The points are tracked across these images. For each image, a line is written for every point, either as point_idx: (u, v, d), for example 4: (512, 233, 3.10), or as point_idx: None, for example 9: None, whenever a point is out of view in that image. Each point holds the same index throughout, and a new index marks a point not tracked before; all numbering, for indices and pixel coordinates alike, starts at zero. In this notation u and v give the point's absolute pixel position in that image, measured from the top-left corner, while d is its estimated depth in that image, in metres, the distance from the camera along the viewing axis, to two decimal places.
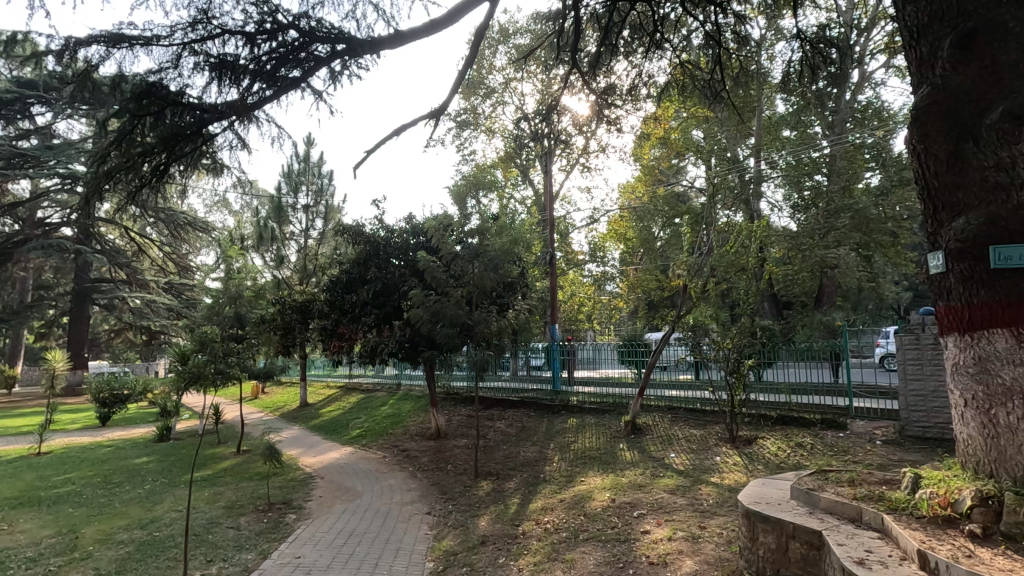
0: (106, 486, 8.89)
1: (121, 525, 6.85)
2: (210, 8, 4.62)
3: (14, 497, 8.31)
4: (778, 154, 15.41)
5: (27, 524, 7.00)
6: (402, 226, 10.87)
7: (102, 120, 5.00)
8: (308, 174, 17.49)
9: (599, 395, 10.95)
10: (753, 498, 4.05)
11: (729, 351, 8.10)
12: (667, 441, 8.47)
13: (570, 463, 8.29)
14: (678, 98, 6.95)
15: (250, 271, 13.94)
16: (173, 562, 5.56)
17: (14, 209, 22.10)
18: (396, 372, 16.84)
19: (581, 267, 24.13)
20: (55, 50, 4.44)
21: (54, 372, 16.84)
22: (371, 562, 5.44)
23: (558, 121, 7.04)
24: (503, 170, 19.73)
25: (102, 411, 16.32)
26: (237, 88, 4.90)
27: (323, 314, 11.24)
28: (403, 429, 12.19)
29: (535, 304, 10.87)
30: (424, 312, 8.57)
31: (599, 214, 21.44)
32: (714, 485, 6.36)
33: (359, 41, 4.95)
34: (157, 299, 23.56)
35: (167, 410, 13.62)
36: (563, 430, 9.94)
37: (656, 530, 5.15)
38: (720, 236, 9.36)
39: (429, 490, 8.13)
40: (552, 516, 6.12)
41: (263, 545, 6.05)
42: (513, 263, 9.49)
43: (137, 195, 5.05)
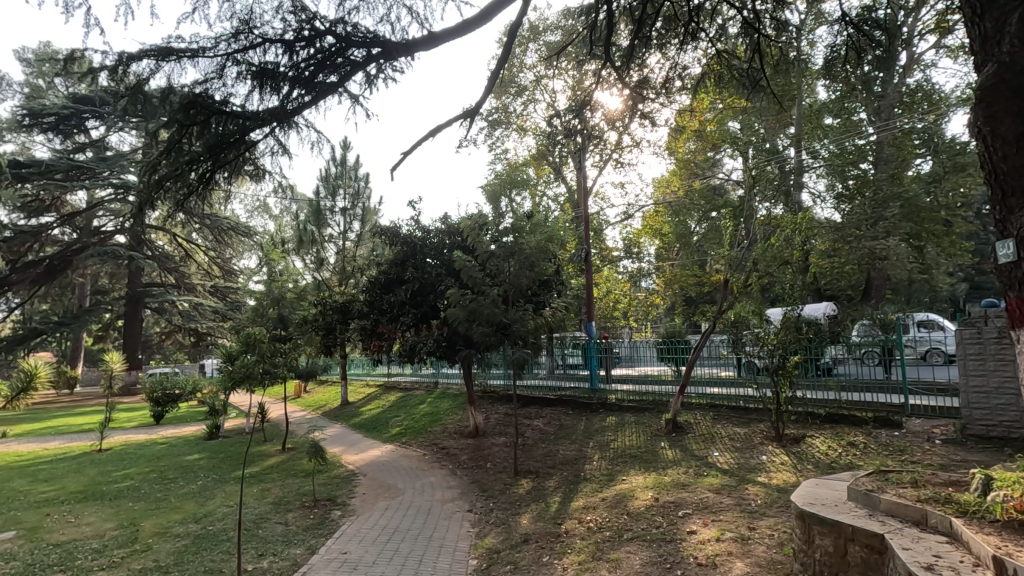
0: (161, 482, 9.28)
1: (177, 519, 7.13)
2: (252, 19, 4.73)
3: (79, 492, 8.78)
4: (820, 143, 14.92)
5: (92, 517, 7.38)
6: (438, 226, 11.00)
7: (152, 131, 5.17)
8: (345, 178, 17.84)
9: (639, 393, 10.81)
10: (807, 499, 3.91)
11: (774, 347, 7.87)
12: (710, 439, 8.28)
13: (611, 461, 8.21)
14: (715, 90, 6.77)
15: (292, 273, 14.37)
16: (227, 555, 5.76)
17: (72, 219, 23.30)
18: (433, 371, 17.06)
19: (616, 264, 23.84)
20: (109, 65, 4.61)
21: (112, 372, 17.71)
22: (416, 559, 5.50)
23: (591, 116, 6.93)
24: (535, 168, 19.70)
25: (156, 410, 17.07)
26: (278, 95, 4.98)
27: (363, 315, 11.44)
28: (441, 427, 12.30)
29: (571, 302, 10.79)
30: (461, 311, 8.64)
31: (633, 210, 21.16)
32: (762, 485, 6.18)
33: (394, 44, 4.98)
34: (204, 301, 24.49)
35: (216, 408, 14.14)
36: (602, 428, 9.84)
37: (703, 530, 5.03)
38: (762, 230, 9.10)
39: (469, 488, 8.18)
40: (594, 515, 6.06)
41: (311, 540, 6.20)
42: (548, 261, 9.47)
43: (185, 203, 5.19)
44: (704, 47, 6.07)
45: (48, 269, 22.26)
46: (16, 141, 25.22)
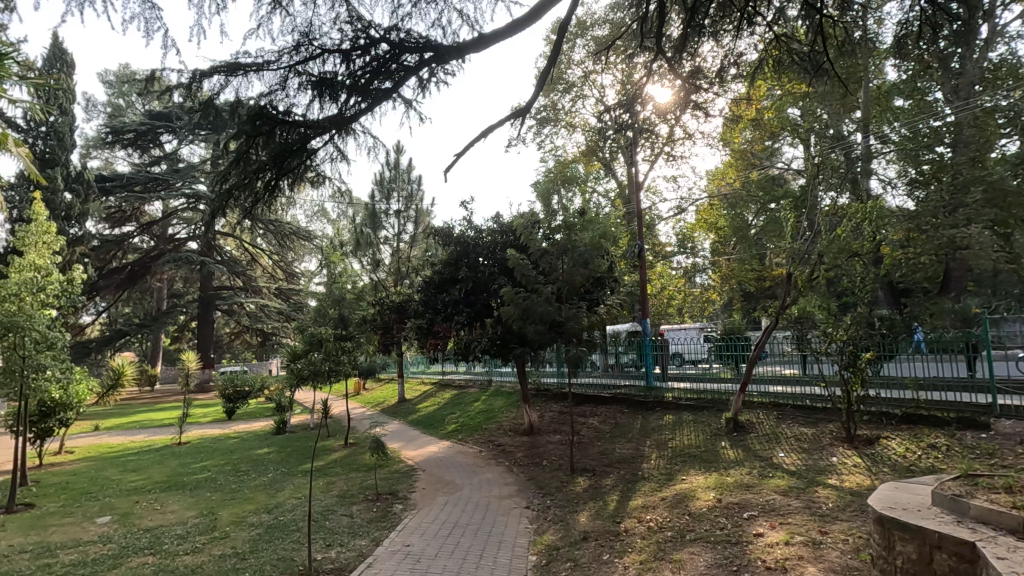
0: (234, 474, 9.84)
1: (251, 510, 7.53)
2: (311, 30, 4.85)
3: (163, 482, 9.44)
4: (889, 127, 14.11)
5: (175, 505, 7.93)
6: (490, 226, 11.13)
7: (221, 143, 5.38)
8: (399, 181, 18.25)
9: (697, 390, 10.52)
10: (886, 503, 3.71)
11: (844, 344, 7.48)
12: (774, 439, 7.99)
13: (669, 460, 8.05)
14: (774, 76, 6.49)
15: (350, 275, 14.93)
16: (297, 545, 6.05)
17: (150, 227, 25.00)
18: (487, 368, 17.29)
19: (669, 260, 23.21)
20: (183, 83, 4.82)
21: (188, 371, 18.93)
22: (476, 553, 5.61)
23: (641, 110, 6.77)
24: (586, 164, 19.39)
25: (227, 406, 18.13)
26: (336, 104, 5.10)
27: (419, 315, 11.70)
28: (496, 424, 12.45)
29: (625, 299, 10.65)
30: (515, 309, 8.69)
31: (685, 204, 20.58)
32: (832, 488, 5.91)
33: (446, 47, 5.01)
34: (270, 303, 25.74)
35: (282, 405, 14.83)
36: (659, 427, 9.64)
37: (770, 533, 4.87)
38: (828, 220, 8.69)
39: (525, 485, 8.24)
40: (654, 515, 5.98)
41: (375, 532, 6.43)
42: (602, 258, 9.35)
43: (252, 211, 5.38)
44: (761, 32, 5.79)
45: (131, 275, 23.98)
46: (102, 157, 27.39)
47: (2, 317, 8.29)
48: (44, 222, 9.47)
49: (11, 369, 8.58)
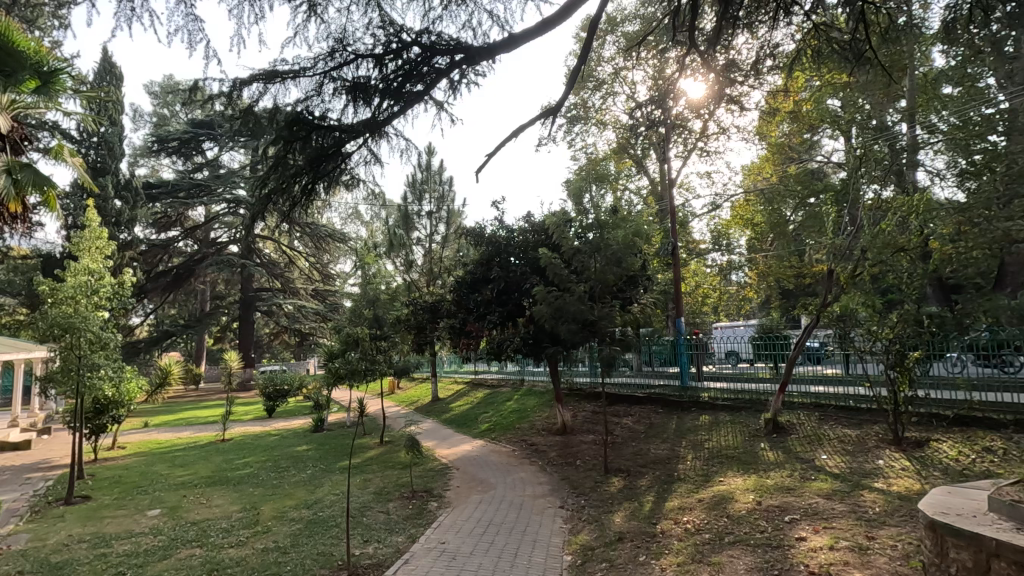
0: (275, 470, 10.12)
1: (292, 505, 7.74)
2: (345, 36, 4.94)
3: (208, 477, 9.79)
4: (937, 116, 13.50)
5: (220, 500, 8.23)
6: (521, 225, 11.15)
7: (260, 149, 5.53)
8: (431, 183, 18.42)
9: (734, 391, 10.28)
10: (939, 508, 3.55)
11: (890, 342, 7.21)
12: (816, 441, 7.76)
13: (706, 461, 7.91)
14: (812, 67, 6.31)
15: (384, 275, 15.18)
16: (336, 540, 6.19)
17: (193, 232, 25.94)
18: (519, 368, 17.33)
19: (703, 258, 22.74)
20: (224, 92, 4.97)
21: (230, 370, 19.58)
22: (511, 552, 5.63)
23: (673, 105, 6.66)
24: (617, 162, 19.19)
25: (268, 404, 18.67)
26: (369, 108, 5.18)
27: (452, 314, 11.80)
28: (529, 424, 12.47)
29: (659, 298, 10.51)
30: (547, 308, 8.69)
31: (720, 200, 20.15)
32: (879, 491, 5.71)
33: (476, 48, 5.04)
34: (307, 304, 26.38)
35: (320, 403, 15.18)
36: (695, 427, 9.48)
37: (813, 538, 4.74)
38: (872, 214, 8.38)
39: (559, 485, 8.22)
40: (691, 516, 5.89)
41: (411, 529, 6.52)
42: (635, 256, 9.26)
43: (290, 215, 5.51)
44: (798, 22, 5.63)
45: (177, 278, 24.94)
46: (148, 165, 28.57)
47: (60, 319, 8.76)
48: (96, 229, 9.94)
49: (68, 368, 9.05)
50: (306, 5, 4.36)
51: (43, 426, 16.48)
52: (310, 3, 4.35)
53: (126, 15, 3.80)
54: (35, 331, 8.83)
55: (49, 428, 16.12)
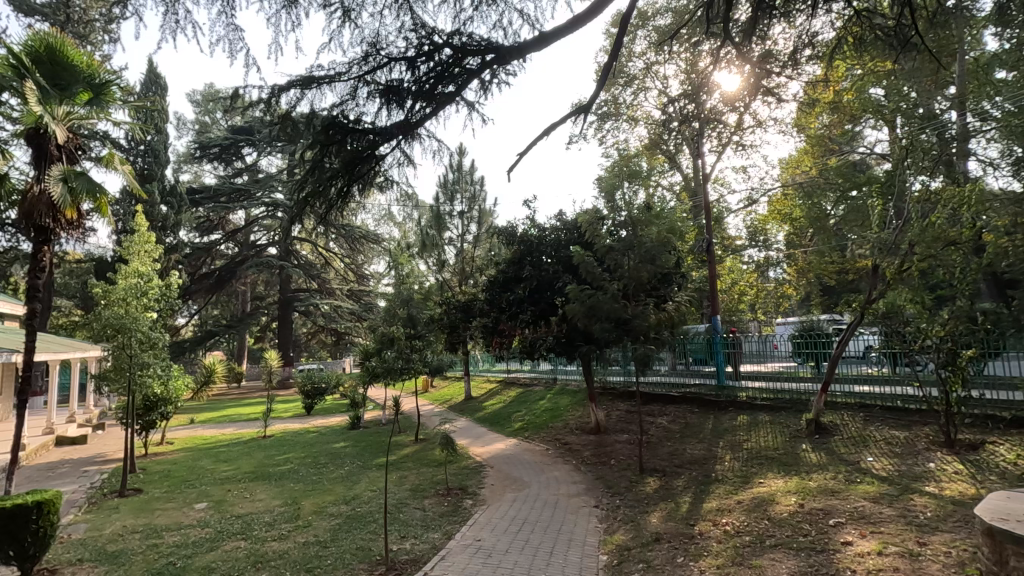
0: (314, 466, 10.38)
1: (331, 500, 7.92)
2: (378, 40, 5.00)
3: (251, 472, 10.11)
4: (990, 102, 12.81)
5: (263, 494, 8.49)
6: (554, 223, 11.12)
7: (297, 154, 5.64)
8: (462, 183, 18.55)
9: (773, 391, 10.00)
10: (996, 513, 3.38)
11: (941, 341, 6.89)
12: (862, 442, 7.50)
13: (745, 462, 7.74)
14: (852, 55, 6.10)
15: (416, 275, 15.37)
16: (374, 535, 6.31)
17: (234, 235, 26.78)
18: (552, 366, 17.31)
19: (739, 255, 22.21)
20: (262, 99, 5.09)
21: (270, 368, 20.16)
22: (547, 550, 5.63)
23: (707, 99, 6.52)
24: (649, 158, 18.90)
25: (306, 402, 19.15)
26: (402, 110, 5.22)
27: (484, 313, 11.85)
28: (562, 422, 12.44)
29: (694, 295, 10.34)
30: (580, 306, 8.65)
31: (756, 195, 19.64)
32: (931, 496, 5.47)
33: (507, 48, 5.04)
34: (342, 304, 26.93)
35: (356, 401, 15.48)
36: (733, 427, 9.28)
37: (860, 542, 4.58)
38: (919, 207, 8.04)
39: (594, 484, 8.18)
40: (731, 518, 5.77)
41: (447, 526, 6.59)
42: (669, 253, 9.11)
43: (326, 217, 5.60)
44: (838, 8, 5.43)
45: (219, 279, 25.81)
46: (191, 171, 29.65)
47: (113, 319, 9.18)
48: (144, 233, 10.39)
49: (120, 367, 9.50)
50: (340, 11, 4.45)
51: (98, 421, 17.32)
52: (344, 9, 4.44)
53: (171, 28, 3.96)
54: (90, 331, 9.29)
55: (103, 423, 16.92)
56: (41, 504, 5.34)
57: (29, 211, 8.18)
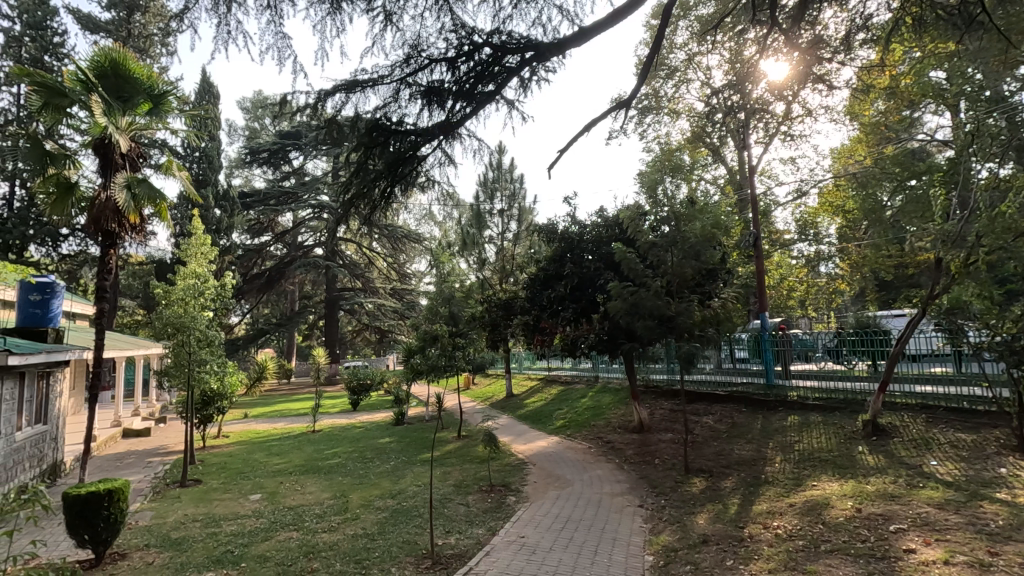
0: (361, 461, 10.66)
1: (378, 494, 8.12)
2: (420, 42, 5.05)
3: (302, 465, 10.47)
4: None
5: (314, 487, 8.79)
6: (594, 220, 11.03)
7: (341, 157, 5.75)
8: (502, 181, 18.63)
9: (827, 390, 9.62)
10: None
11: (1013, 338, 6.48)
12: (924, 445, 7.12)
13: (797, 464, 7.48)
14: (912, 37, 5.77)
15: (458, 273, 15.53)
16: (421, 529, 6.43)
17: (283, 236, 27.71)
18: (594, 364, 17.19)
19: (787, 249, 21.45)
20: (309, 104, 5.21)
21: (318, 365, 20.80)
22: (591, 549, 5.59)
23: (753, 89, 6.31)
24: (691, 151, 18.43)
25: (352, 398, 19.67)
26: (443, 111, 5.24)
27: (525, 311, 11.87)
28: (605, 421, 12.34)
29: (740, 292, 10.05)
30: (623, 303, 8.54)
31: (807, 187, 18.87)
32: (1003, 503, 5.15)
33: (546, 45, 5.00)
34: (386, 303, 27.49)
35: (400, 398, 15.77)
36: (783, 428, 8.98)
37: (924, 550, 4.37)
38: (986, 196, 7.57)
39: (638, 484, 8.08)
40: (782, 521, 5.59)
41: (491, 522, 6.64)
42: (715, 248, 8.87)
43: (370, 218, 5.67)
44: None
45: (269, 280, 26.75)
46: (242, 175, 30.86)
47: (173, 319, 9.69)
48: (201, 236, 10.85)
49: (181, 363, 10.01)
50: (382, 15, 4.52)
51: (160, 415, 18.29)
52: (386, 12, 4.51)
53: (223, 38, 4.12)
54: (152, 330, 9.82)
55: (165, 417, 17.86)
56: (111, 493, 5.68)
57: (97, 216, 8.66)
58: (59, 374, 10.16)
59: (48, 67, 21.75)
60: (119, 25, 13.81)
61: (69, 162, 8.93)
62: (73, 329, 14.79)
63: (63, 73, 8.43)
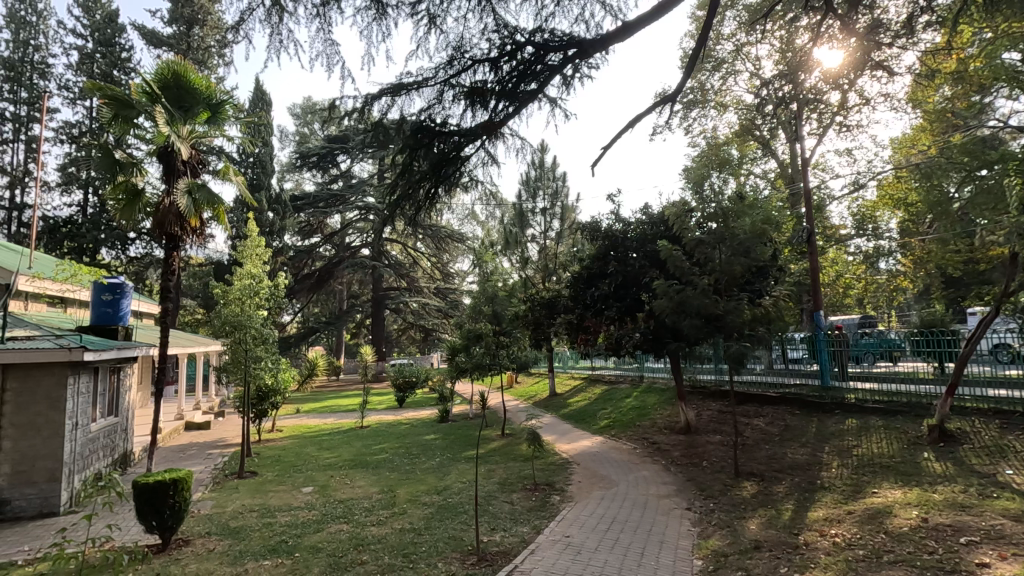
0: (408, 457, 10.88)
1: (424, 490, 8.26)
2: (463, 44, 5.09)
3: (352, 460, 10.78)
4: None
5: (362, 481, 9.03)
6: (639, 217, 10.86)
7: (387, 160, 5.86)
8: (544, 180, 18.59)
9: (889, 393, 9.12)
10: None
11: None
12: (997, 453, 6.67)
13: (855, 470, 7.15)
14: (982, 17, 5.40)
15: (501, 272, 15.60)
16: (466, 525, 6.50)
17: (331, 238, 28.56)
18: (638, 363, 16.93)
19: (843, 245, 20.49)
20: (355, 108, 5.34)
21: (365, 362, 21.35)
22: (637, 551, 5.51)
23: (805, 79, 6.06)
24: (739, 146, 17.87)
25: (398, 395, 20.08)
26: (486, 111, 5.26)
27: (569, 310, 11.79)
28: (650, 421, 12.13)
29: (793, 289, 9.67)
30: (668, 302, 8.37)
31: (864, 179, 17.98)
32: None
33: (589, 41, 4.95)
34: (430, 302, 27.91)
35: (445, 396, 15.98)
36: (840, 432, 8.59)
37: (1000, 565, 4.10)
38: None
39: (685, 486, 7.91)
40: (840, 529, 5.36)
41: (536, 521, 6.64)
42: (765, 245, 8.57)
43: (415, 219, 5.75)
44: None
45: (319, 279, 27.63)
46: (293, 179, 31.99)
47: (231, 318, 10.16)
48: (256, 238, 11.27)
49: (238, 360, 10.46)
50: (426, 18, 4.59)
51: (219, 409, 19.20)
52: (430, 16, 4.58)
53: (276, 47, 4.27)
54: (211, 328, 10.32)
55: (224, 411, 18.74)
56: (176, 482, 5.99)
57: (161, 221, 9.13)
58: (128, 369, 10.81)
59: (117, 81, 23.16)
60: (179, 38, 14.56)
61: (136, 169, 9.46)
62: (141, 327, 15.69)
63: (131, 87, 9.00)
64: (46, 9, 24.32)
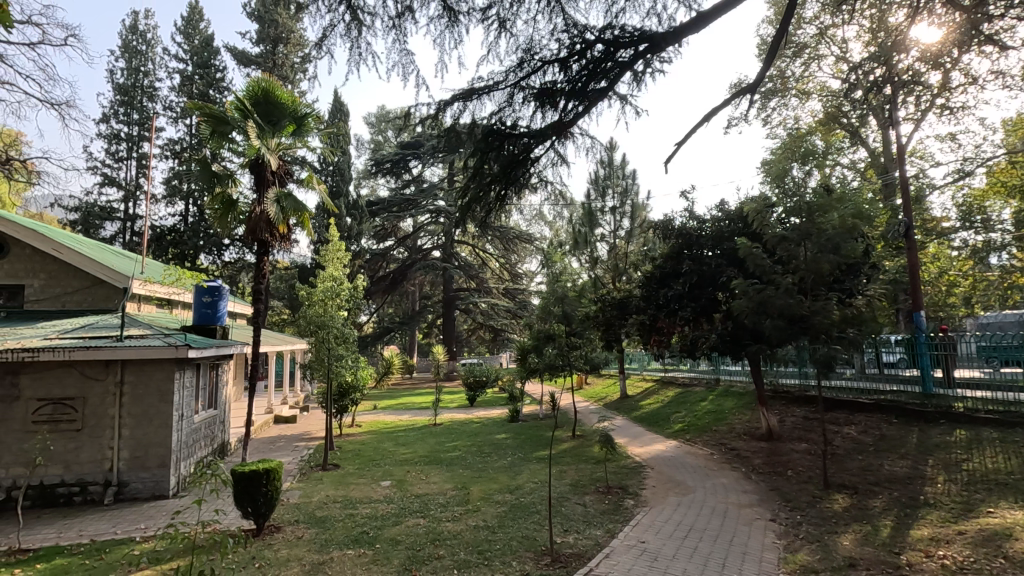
0: (480, 455, 11.06)
1: (496, 488, 8.38)
2: (532, 46, 5.11)
3: (426, 456, 11.10)
4: None
5: (437, 477, 9.28)
6: (714, 214, 10.45)
7: (458, 164, 5.96)
8: (614, 178, 18.28)
9: (1005, 403, 8.21)
10: None
11: None
12: None
13: (965, 486, 6.51)
14: None
15: (570, 272, 15.51)
16: (540, 525, 6.53)
17: (404, 240, 29.55)
18: (715, 365, 16.28)
19: (946, 239, 18.66)
20: (428, 113, 5.46)
21: (437, 361, 21.91)
22: (718, 562, 5.31)
23: (901, 60, 5.58)
24: (824, 135, 16.77)
25: (469, 394, 20.45)
26: (555, 111, 5.24)
27: (640, 310, 11.52)
28: (728, 426, 11.63)
29: (889, 288, 8.94)
30: (748, 302, 7.99)
31: (971, 166, 16.32)
32: None
33: (661, 34, 4.82)
34: (499, 302, 28.19)
35: (515, 395, 16.10)
36: (946, 444, 7.85)
37: None
38: None
39: (768, 495, 7.52)
40: (949, 551, 4.91)
41: (610, 524, 6.56)
42: (856, 240, 7.99)
43: (485, 221, 5.80)
44: None
45: (392, 281, 28.67)
46: (369, 185, 33.40)
47: (316, 318, 10.75)
48: (336, 243, 11.84)
49: (321, 358, 11.07)
50: (497, 22, 4.64)
51: (303, 404, 20.37)
52: (500, 20, 4.63)
53: (355, 59, 4.47)
54: (298, 328, 10.96)
55: (307, 406, 19.85)
56: (268, 472, 6.43)
57: (253, 228, 9.81)
58: (225, 365, 11.73)
59: (213, 100, 25.19)
60: (267, 57, 15.58)
61: (230, 181, 10.23)
62: (235, 326, 16.98)
63: (226, 104, 9.76)
64: (154, 39, 26.88)
